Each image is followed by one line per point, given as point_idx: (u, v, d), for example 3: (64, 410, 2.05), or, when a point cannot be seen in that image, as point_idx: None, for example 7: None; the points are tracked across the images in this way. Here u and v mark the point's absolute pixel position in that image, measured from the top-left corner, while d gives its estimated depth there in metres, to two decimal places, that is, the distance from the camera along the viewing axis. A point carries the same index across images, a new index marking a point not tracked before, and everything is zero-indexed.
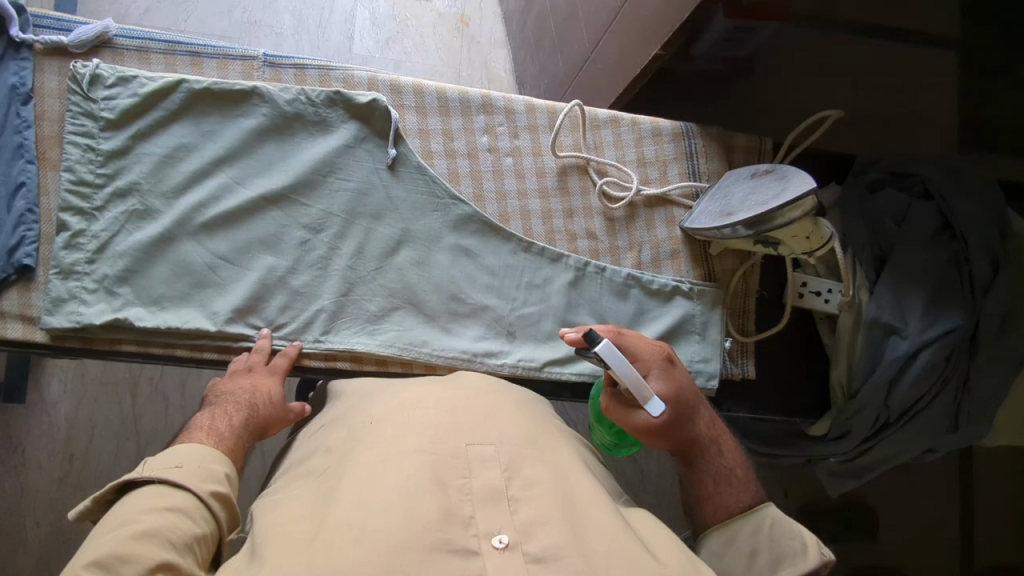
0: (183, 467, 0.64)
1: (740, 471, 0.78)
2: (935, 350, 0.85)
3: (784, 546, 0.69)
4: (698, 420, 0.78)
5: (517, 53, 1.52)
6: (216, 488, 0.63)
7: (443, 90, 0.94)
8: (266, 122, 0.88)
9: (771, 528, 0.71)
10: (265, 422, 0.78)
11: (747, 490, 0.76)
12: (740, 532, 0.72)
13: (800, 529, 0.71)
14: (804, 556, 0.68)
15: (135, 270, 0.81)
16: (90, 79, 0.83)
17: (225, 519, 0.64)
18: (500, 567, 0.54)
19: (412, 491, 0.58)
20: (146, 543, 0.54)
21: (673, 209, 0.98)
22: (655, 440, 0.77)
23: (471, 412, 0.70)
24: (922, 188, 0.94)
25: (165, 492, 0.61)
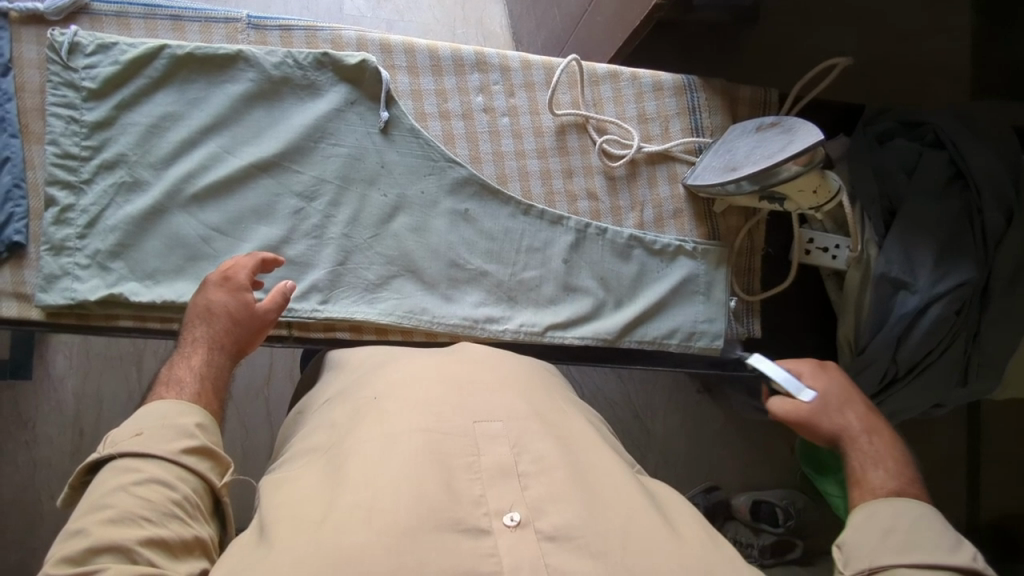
0: (144, 434, 0.60)
1: (898, 464, 0.69)
2: (946, 304, 0.84)
3: (932, 545, 0.60)
4: (851, 410, 0.74)
5: (514, 8, 1.46)
6: (187, 444, 0.60)
7: (436, 48, 0.90)
8: (253, 87, 0.85)
9: (923, 521, 0.63)
10: (240, 344, 0.72)
11: (900, 478, 0.68)
12: (879, 515, 0.64)
13: (954, 534, 0.62)
14: (957, 563, 0.59)
15: (127, 244, 0.80)
16: (69, 47, 0.80)
17: (209, 468, 0.62)
18: (511, 546, 0.54)
19: (418, 469, 0.58)
20: (119, 528, 0.53)
21: (675, 165, 0.95)
22: (808, 431, 0.75)
23: (475, 386, 0.69)
24: (934, 137, 0.91)
25: (131, 466, 0.58)
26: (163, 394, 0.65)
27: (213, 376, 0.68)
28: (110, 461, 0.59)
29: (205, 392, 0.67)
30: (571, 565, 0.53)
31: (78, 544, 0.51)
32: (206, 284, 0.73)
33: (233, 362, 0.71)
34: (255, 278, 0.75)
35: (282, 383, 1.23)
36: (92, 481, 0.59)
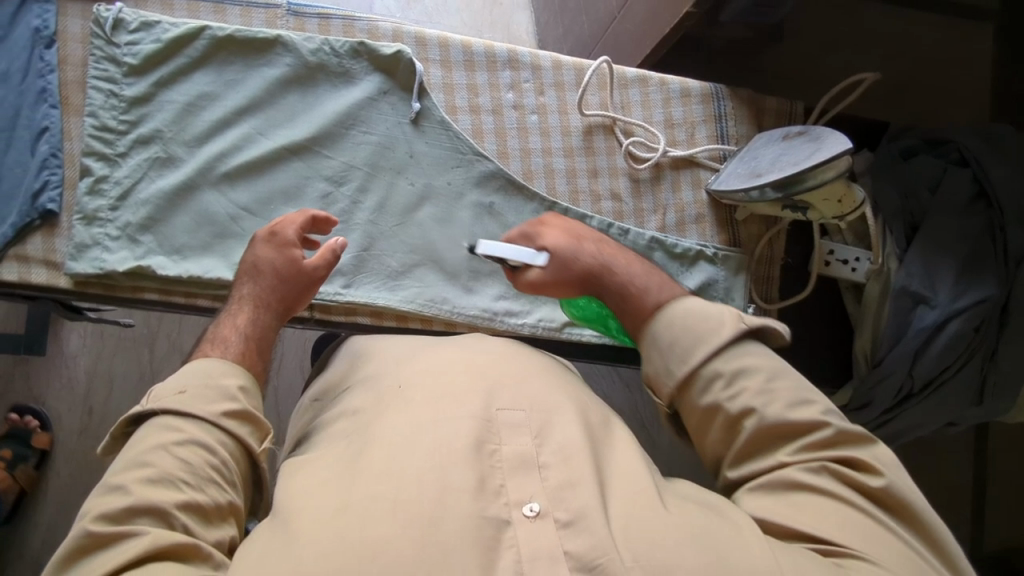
0: (187, 392, 0.61)
1: (648, 276, 0.73)
2: (966, 320, 0.84)
3: (706, 330, 0.66)
4: (584, 252, 0.74)
5: (541, 15, 1.49)
6: (228, 408, 0.61)
7: (469, 44, 0.92)
8: (289, 71, 0.86)
9: (694, 312, 0.68)
10: (289, 303, 0.72)
11: (657, 288, 0.72)
12: (662, 329, 0.68)
13: (714, 306, 0.68)
14: (732, 336, 0.65)
15: (157, 218, 0.81)
16: (113, 23, 0.82)
17: (249, 433, 0.62)
18: (532, 538, 0.54)
19: (439, 453, 0.58)
20: (159, 490, 0.53)
21: (699, 171, 0.96)
22: (559, 291, 0.75)
23: (500, 376, 0.69)
24: (958, 155, 0.91)
25: (172, 423, 0.58)
26: (208, 350, 0.66)
27: (259, 334, 0.69)
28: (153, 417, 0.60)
29: (248, 352, 0.67)
30: (587, 551, 0.53)
31: (117, 501, 0.52)
32: (255, 241, 0.75)
33: (280, 323, 0.72)
34: (304, 235, 0.76)
35: (293, 373, 1.23)
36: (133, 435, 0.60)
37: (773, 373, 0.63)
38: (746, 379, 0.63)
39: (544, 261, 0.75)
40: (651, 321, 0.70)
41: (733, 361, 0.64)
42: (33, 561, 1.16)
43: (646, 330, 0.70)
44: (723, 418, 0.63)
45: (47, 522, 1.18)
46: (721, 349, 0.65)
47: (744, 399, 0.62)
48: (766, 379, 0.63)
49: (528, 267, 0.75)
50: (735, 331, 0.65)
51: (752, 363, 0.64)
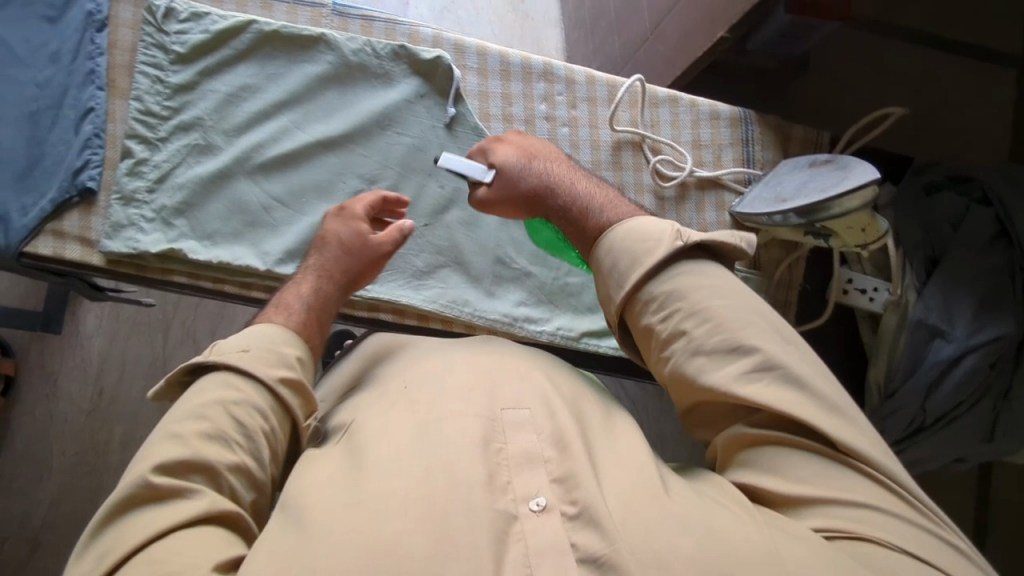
0: (250, 351, 0.62)
1: (598, 197, 0.75)
2: (980, 356, 0.85)
3: (644, 248, 0.68)
4: (536, 170, 0.77)
5: (571, 32, 1.52)
6: (285, 375, 0.62)
7: (506, 55, 0.94)
8: (330, 69, 0.89)
9: (635, 229, 0.70)
10: (354, 276, 0.74)
11: (604, 207, 0.73)
12: (605, 248, 0.70)
13: (657, 224, 0.69)
14: (671, 252, 0.67)
15: (192, 203, 0.83)
16: (165, 12, 0.84)
17: (298, 404, 0.64)
18: (537, 530, 0.53)
19: (449, 449, 0.57)
20: (214, 447, 0.55)
21: (724, 193, 0.97)
22: (508, 210, 0.77)
23: (506, 373, 0.66)
24: (981, 193, 0.92)
25: (230, 381, 0.60)
26: (273, 315, 0.67)
27: (322, 304, 0.70)
28: (216, 369, 0.62)
29: (309, 320, 0.68)
30: (596, 546, 0.52)
31: (174, 454, 0.54)
32: (325, 218, 0.78)
33: (342, 297, 0.73)
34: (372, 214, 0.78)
35: None
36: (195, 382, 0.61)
37: (711, 294, 0.65)
38: (682, 300, 0.65)
39: (496, 181, 0.77)
40: (595, 240, 0.72)
41: (671, 280, 0.66)
42: (32, 537, 1.17)
43: (591, 249, 0.73)
44: (661, 343, 0.66)
45: (49, 500, 1.18)
46: (659, 262, 0.66)
47: (676, 321, 0.65)
48: (701, 301, 0.64)
49: (479, 185, 0.77)
50: (672, 247, 0.67)
51: (690, 280, 0.66)
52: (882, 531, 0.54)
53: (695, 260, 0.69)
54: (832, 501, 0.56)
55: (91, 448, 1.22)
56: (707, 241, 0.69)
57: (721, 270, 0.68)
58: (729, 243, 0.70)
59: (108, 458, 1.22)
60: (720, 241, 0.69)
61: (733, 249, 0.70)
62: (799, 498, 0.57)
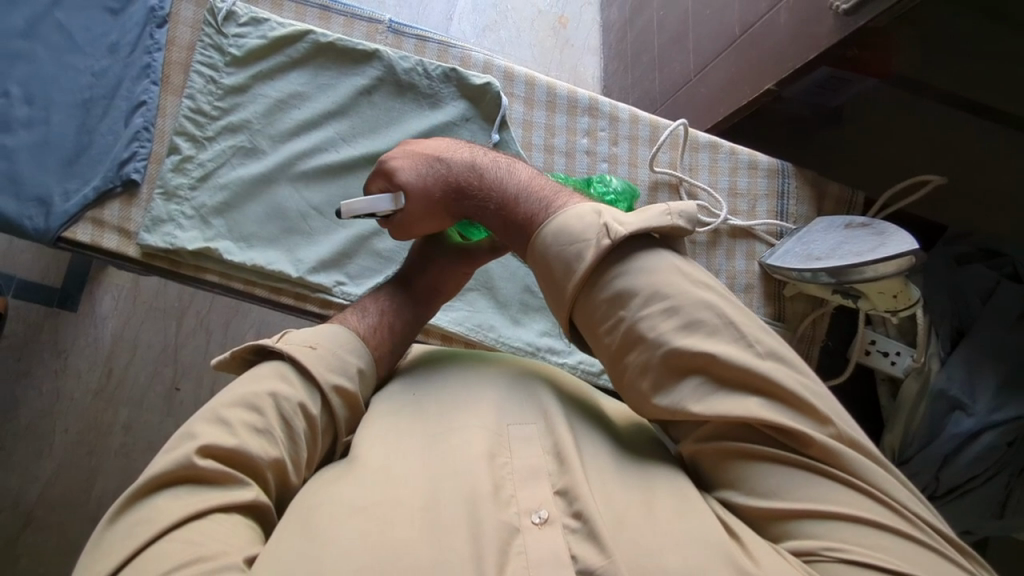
0: (317, 349, 0.64)
1: (520, 183, 0.65)
2: (1000, 434, 0.84)
3: (574, 251, 0.59)
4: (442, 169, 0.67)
5: (610, 63, 1.53)
6: (339, 383, 0.63)
7: (554, 87, 0.95)
8: (380, 84, 0.90)
9: (564, 225, 0.61)
10: (435, 290, 0.75)
11: (531, 195, 0.64)
12: (537, 251, 0.62)
13: (584, 210, 0.61)
14: (603, 251, 0.58)
15: (231, 204, 0.83)
16: (226, 15, 0.86)
17: (345, 417, 0.64)
18: (537, 543, 0.52)
19: (457, 462, 0.57)
20: (259, 441, 0.56)
21: (755, 243, 0.97)
22: (432, 224, 0.69)
23: (520, 392, 0.65)
24: (1012, 270, 0.92)
25: (288, 373, 0.61)
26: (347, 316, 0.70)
27: (393, 312, 0.72)
28: (281, 358, 0.63)
29: (379, 327, 0.70)
30: (595, 558, 0.50)
31: (223, 441, 0.54)
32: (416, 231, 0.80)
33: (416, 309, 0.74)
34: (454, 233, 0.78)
35: None
36: (258, 366, 0.63)
37: (654, 296, 0.57)
38: (625, 307, 0.57)
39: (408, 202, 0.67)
40: (529, 239, 0.63)
41: (613, 282, 0.58)
42: (25, 513, 1.16)
43: (527, 250, 0.64)
44: (610, 354, 0.59)
45: (47, 477, 1.18)
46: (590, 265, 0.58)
47: (625, 328, 0.57)
48: (644, 306, 0.57)
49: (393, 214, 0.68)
50: (600, 247, 0.58)
51: (633, 279, 0.58)
52: (856, 545, 0.48)
53: (634, 250, 0.59)
54: (805, 516, 0.50)
55: (94, 429, 1.21)
56: (641, 228, 0.59)
57: (666, 260, 0.58)
58: (667, 226, 0.60)
59: (110, 441, 1.21)
60: (655, 226, 0.59)
61: (674, 229, 0.60)
62: (772, 515, 0.52)
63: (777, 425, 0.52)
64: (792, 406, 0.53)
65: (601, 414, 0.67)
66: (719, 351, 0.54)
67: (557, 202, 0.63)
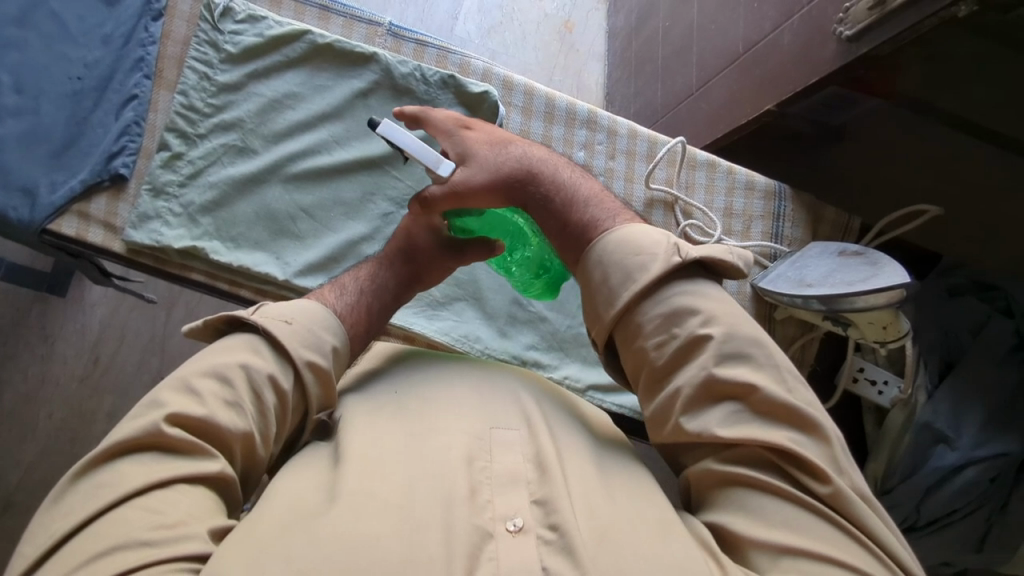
0: (292, 325, 0.62)
1: (582, 187, 0.68)
2: (983, 469, 0.84)
3: (638, 264, 0.60)
4: (512, 153, 0.69)
5: (614, 70, 1.52)
6: (313, 359, 0.61)
7: (553, 97, 0.94)
8: (376, 87, 0.88)
9: (630, 237, 0.62)
10: (421, 271, 0.74)
11: (594, 203, 0.67)
12: (596, 258, 0.63)
13: (648, 229, 0.63)
14: (666, 269, 0.59)
15: (220, 203, 0.82)
16: (223, 10, 0.85)
17: (317, 394, 0.62)
18: (510, 552, 0.50)
19: (435, 465, 0.56)
20: (229, 413, 0.54)
21: (748, 264, 0.96)
22: (484, 202, 0.68)
23: (500, 394, 0.65)
24: (1004, 304, 0.92)
25: (261, 349, 0.60)
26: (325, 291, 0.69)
27: (372, 291, 0.71)
28: (255, 332, 0.62)
29: (358, 306, 0.69)
30: (566, 572, 0.49)
31: (193, 409, 0.53)
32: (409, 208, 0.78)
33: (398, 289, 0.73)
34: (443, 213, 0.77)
35: None
36: (232, 336, 0.61)
37: (715, 319, 0.57)
38: (682, 324, 0.57)
39: (471, 169, 0.68)
40: (591, 246, 0.64)
41: (669, 301, 0.59)
42: (4, 497, 1.15)
43: (583, 255, 0.65)
44: (648, 374, 0.59)
45: (27, 464, 1.16)
46: (657, 279, 0.58)
47: (672, 347, 0.57)
48: (703, 326, 0.56)
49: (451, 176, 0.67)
50: (668, 262, 0.59)
51: (692, 303, 0.58)
52: None
53: (692, 277, 0.60)
54: (804, 554, 0.49)
55: (77, 416, 1.20)
56: (704, 257, 0.61)
57: (720, 291, 0.60)
58: (727, 262, 0.61)
59: (94, 429, 1.20)
60: (720, 258, 0.61)
61: (732, 267, 0.62)
62: (764, 545, 0.50)
63: (798, 457, 0.52)
64: (817, 446, 0.53)
65: (585, 426, 0.66)
66: (763, 382, 0.54)
67: (619, 217, 0.65)
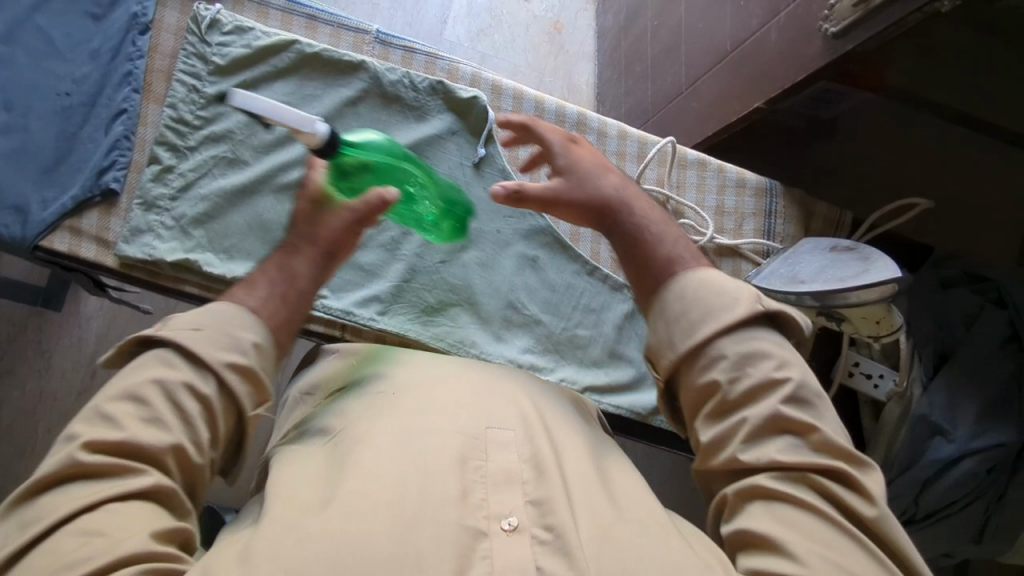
0: (203, 331, 0.57)
1: (668, 225, 0.68)
2: (980, 460, 0.83)
3: (719, 305, 0.61)
4: (610, 178, 0.69)
5: (604, 70, 1.52)
6: (234, 360, 0.56)
7: (542, 100, 0.94)
8: (365, 94, 0.89)
9: (711, 281, 0.63)
10: (333, 241, 0.65)
11: (678, 242, 0.67)
12: (672, 295, 0.64)
13: (730, 280, 0.64)
14: (748, 314, 0.61)
15: (212, 215, 0.82)
16: (210, 22, 0.85)
17: (248, 394, 0.58)
18: (505, 551, 0.51)
19: (428, 462, 0.55)
20: (149, 431, 0.51)
21: (741, 262, 0.96)
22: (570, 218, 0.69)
23: (494, 394, 0.66)
24: (996, 294, 0.92)
25: (176, 361, 0.55)
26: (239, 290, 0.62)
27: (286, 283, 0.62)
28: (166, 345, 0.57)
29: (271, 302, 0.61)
30: (560, 572, 0.50)
31: (109, 434, 0.50)
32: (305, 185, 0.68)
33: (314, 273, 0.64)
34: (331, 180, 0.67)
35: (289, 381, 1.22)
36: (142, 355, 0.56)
37: (786, 364, 0.59)
38: (756, 366, 0.59)
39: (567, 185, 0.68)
40: (667, 283, 0.64)
41: (745, 342, 0.60)
42: None
43: (656, 288, 0.65)
44: (715, 403, 0.60)
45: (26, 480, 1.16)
46: (740, 322, 0.60)
47: (745, 385, 0.58)
48: (775, 368, 0.58)
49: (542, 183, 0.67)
50: (752, 309, 0.61)
51: (761, 345, 0.60)
52: None
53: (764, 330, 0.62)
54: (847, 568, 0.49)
55: None
56: (779, 313, 0.63)
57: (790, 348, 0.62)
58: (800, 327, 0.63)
59: None
60: (793, 317, 0.63)
61: (800, 331, 0.64)
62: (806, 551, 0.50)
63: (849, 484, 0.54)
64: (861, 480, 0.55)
65: (577, 428, 0.67)
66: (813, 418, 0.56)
67: (696, 260, 0.66)
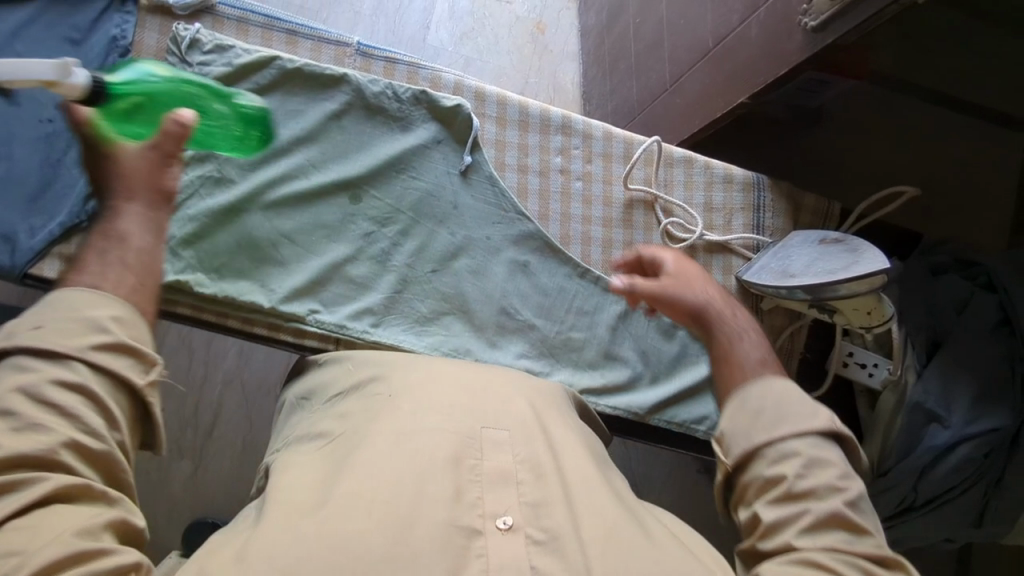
0: (44, 327, 0.51)
1: (759, 338, 0.71)
2: (976, 446, 0.84)
3: (800, 413, 0.62)
4: (711, 290, 0.75)
5: (588, 69, 1.52)
6: (94, 339, 0.52)
7: (526, 105, 0.95)
8: (348, 107, 0.89)
9: (794, 394, 0.63)
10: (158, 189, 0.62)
11: (765, 354, 0.69)
12: (754, 392, 0.64)
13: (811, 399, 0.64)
14: (825, 428, 0.61)
15: (201, 234, 0.82)
16: (190, 42, 0.85)
17: (128, 366, 0.53)
18: (499, 549, 0.52)
19: (421, 462, 0.57)
20: (22, 438, 0.47)
21: (731, 257, 0.97)
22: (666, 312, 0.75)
23: (488, 395, 0.67)
24: (986, 279, 0.93)
25: (31, 363, 0.50)
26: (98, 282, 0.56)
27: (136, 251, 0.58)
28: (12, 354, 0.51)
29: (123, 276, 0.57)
30: (555, 572, 0.52)
31: None
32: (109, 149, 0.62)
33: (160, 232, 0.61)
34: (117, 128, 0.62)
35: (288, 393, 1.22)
36: None
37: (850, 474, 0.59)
38: (823, 471, 0.58)
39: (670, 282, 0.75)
40: (745, 384, 0.66)
41: (819, 448, 0.60)
42: None
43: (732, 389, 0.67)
44: (779, 491, 0.58)
45: None
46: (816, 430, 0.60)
47: (810, 483, 0.57)
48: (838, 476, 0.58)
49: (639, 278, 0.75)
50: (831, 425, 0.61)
51: (826, 451, 0.60)
52: None
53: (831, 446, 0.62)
54: None
55: None
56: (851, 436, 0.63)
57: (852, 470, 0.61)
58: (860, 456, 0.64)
59: None
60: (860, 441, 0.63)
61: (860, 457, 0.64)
62: None
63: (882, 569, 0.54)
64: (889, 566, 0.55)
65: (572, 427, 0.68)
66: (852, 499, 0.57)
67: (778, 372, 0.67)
